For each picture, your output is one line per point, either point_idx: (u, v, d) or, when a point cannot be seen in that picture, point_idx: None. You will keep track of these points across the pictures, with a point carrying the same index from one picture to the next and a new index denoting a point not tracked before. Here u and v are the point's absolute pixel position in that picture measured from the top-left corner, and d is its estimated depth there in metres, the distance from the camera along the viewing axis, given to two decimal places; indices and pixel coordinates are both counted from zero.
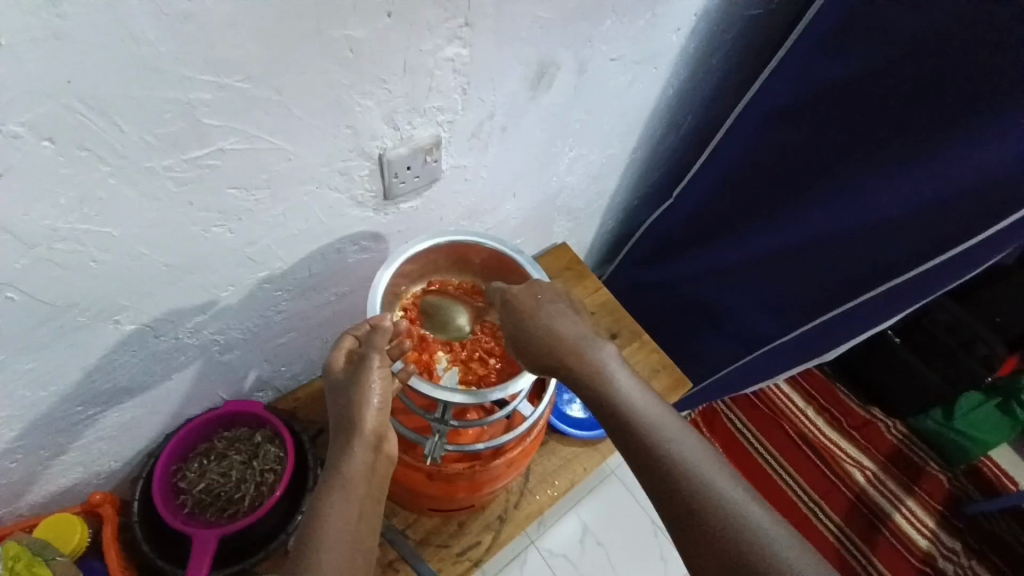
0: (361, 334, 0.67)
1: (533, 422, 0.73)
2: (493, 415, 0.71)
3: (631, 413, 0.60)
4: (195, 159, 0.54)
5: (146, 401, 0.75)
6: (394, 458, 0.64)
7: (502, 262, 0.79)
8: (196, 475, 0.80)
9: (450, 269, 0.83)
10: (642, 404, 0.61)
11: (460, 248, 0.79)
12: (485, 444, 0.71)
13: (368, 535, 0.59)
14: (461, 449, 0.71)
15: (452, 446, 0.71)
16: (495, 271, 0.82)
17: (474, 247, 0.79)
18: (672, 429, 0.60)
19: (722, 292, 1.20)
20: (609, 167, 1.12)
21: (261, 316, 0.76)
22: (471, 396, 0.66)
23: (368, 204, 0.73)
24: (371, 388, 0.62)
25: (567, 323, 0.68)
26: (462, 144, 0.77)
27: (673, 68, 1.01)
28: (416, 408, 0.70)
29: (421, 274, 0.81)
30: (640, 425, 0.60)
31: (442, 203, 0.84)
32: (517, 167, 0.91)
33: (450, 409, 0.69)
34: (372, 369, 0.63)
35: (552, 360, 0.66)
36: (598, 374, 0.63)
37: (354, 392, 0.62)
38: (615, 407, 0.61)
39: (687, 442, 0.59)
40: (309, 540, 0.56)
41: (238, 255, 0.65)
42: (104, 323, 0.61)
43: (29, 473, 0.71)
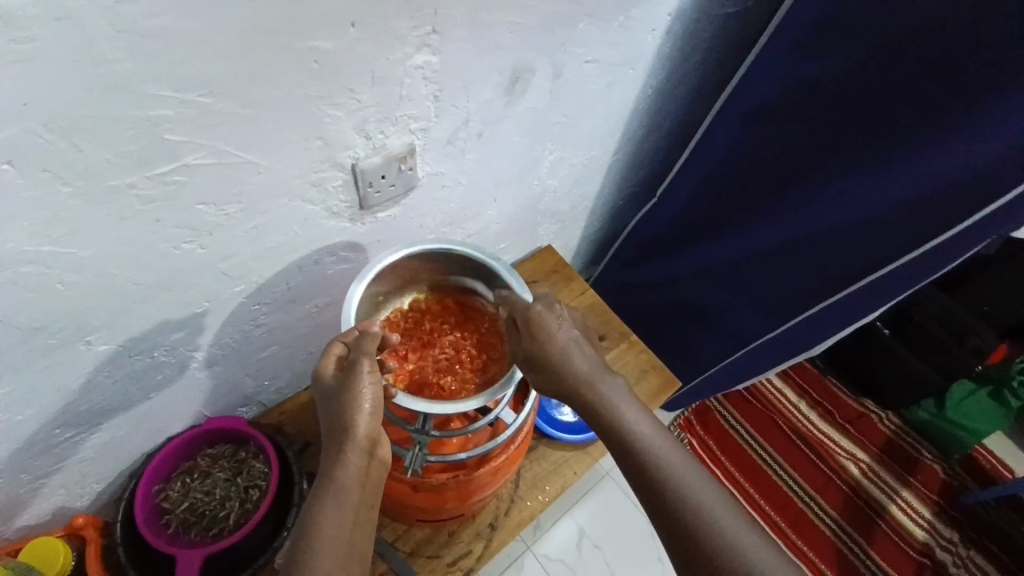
0: (350, 341, 0.66)
1: (517, 428, 0.72)
2: (476, 423, 0.70)
3: (642, 449, 0.59)
4: (161, 176, 0.53)
5: (126, 421, 0.74)
6: (387, 464, 0.63)
7: (479, 273, 0.78)
8: (181, 494, 0.80)
9: (428, 279, 0.81)
10: (641, 429, 0.60)
11: (437, 258, 0.77)
12: (469, 453, 0.70)
13: (361, 545, 0.58)
14: (443, 459, 0.70)
15: (434, 456, 0.70)
16: (472, 280, 0.79)
17: (448, 255, 0.76)
18: (677, 459, 0.59)
19: (709, 290, 1.19)
20: (591, 169, 1.13)
21: (242, 330, 0.76)
22: (446, 407, 0.64)
23: (344, 214, 0.73)
24: (363, 394, 0.61)
25: (578, 356, 0.64)
26: (440, 152, 0.77)
27: (651, 68, 1.01)
28: (396, 420, 0.69)
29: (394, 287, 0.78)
30: (637, 447, 0.59)
31: (421, 210, 0.84)
32: (496, 173, 0.91)
33: (431, 418, 0.68)
34: (363, 376, 0.62)
35: (559, 387, 0.63)
36: (609, 409, 0.61)
37: (346, 399, 0.61)
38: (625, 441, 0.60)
39: (683, 466, 0.58)
40: (307, 549, 0.55)
41: (213, 270, 0.65)
42: (76, 344, 0.60)
43: (7, 499, 0.69)
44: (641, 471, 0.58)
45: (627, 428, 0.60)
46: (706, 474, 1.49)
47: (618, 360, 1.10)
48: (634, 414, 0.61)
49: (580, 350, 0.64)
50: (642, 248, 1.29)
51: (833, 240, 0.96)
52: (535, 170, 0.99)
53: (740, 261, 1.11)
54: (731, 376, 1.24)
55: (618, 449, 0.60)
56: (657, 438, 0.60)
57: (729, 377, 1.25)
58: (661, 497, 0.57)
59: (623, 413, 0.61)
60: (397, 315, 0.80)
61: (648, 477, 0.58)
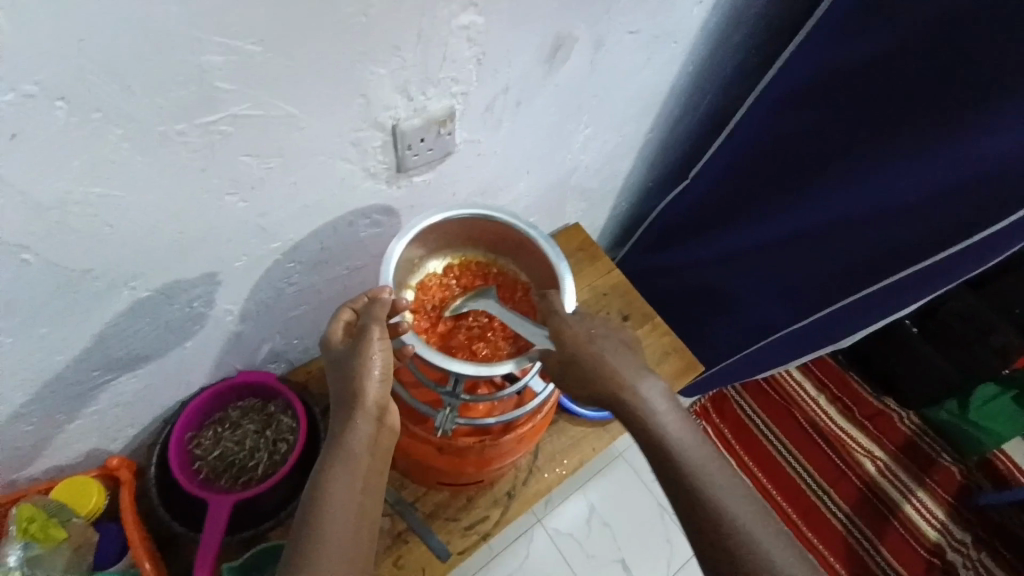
0: (359, 307, 0.68)
1: (544, 398, 0.73)
2: (504, 391, 0.71)
3: (677, 458, 0.58)
4: (207, 125, 0.53)
5: (161, 369, 0.76)
6: (397, 429, 0.65)
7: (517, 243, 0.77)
8: (211, 442, 0.82)
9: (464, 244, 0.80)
10: (679, 437, 0.59)
11: (474, 224, 0.76)
12: (496, 418, 0.71)
13: (371, 509, 0.60)
14: (471, 423, 0.70)
15: (463, 419, 0.70)
16: (509, 247, 0.78)
17: (486, 221, 0.76)
18: (713, 467, 0.59)
19: (735, 277, 1.18)
20: (624, 146, 1.11)
21: (275, 288, 0.77)
22: (469, 370, 0.64)
23: (380, 176, 0.73)
24: (372, 360, 0.62)
25: (616, 360, 0.63)
26: (477, 120, 0.77)
27: (693, 44, 0.98)
28: (427, 381, 0.69)
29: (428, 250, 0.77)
30: (671, 455, 0.58)
31: (455, 178, 0.83)
32: (529, 145, 0.90)
33: (462, 382, 0.68)
34: (373, 342, 0.63)
35: (594, 391, 0.62)
36: (645, 414, 0.60)
37: (355, 365, 0.62)
38: (661, 449, 0.59)
39: (718, 476, 0.58)
40: (318, 511, 0.57)
41: (250, 226, 0.65)
42: (118, 289, 0.61)
43: (47, 436, 0.72)
44: (675, 479, 0.58)
45: (663, 435, 0.59)
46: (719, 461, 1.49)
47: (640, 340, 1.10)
48: (671, 420, 0.60)
49: (617, 354, 0.64)
50: (669, 231, 1.27)
51: (870, 231, 0.93)
52: (568, 144, 0.97)
53: (771, 248, 1.09)
54: (752, 365, 1.23)
55: (653, 454, 0.60)
56: (694, 443, 0.59)
57: (750, 366, 1.24)
58: (694, 504, 0.57)
59: (660, 419, 0.60)
60: (431, 279, 0.79)
61: (683, 485, 0.58)
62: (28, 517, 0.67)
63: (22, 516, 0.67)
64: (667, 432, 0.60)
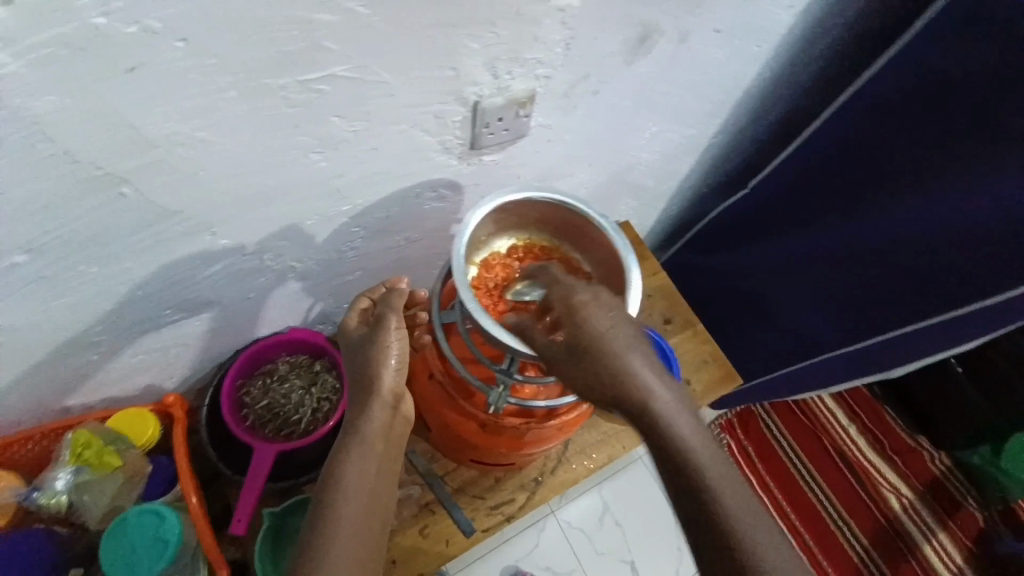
0: (376, 297, 0.71)
1: None
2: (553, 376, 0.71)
3: (690, 468, 0.52)
4: (308, 81, 0.54)
5: (223, 315, 0.78)
6: (410, 417, 0.67)
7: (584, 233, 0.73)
8: (259, 394, 0.85)
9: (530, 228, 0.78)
10: (691, 447, 0.52)
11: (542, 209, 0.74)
12: (545, 402, 0.71)
13: (384, 491, 0.63)
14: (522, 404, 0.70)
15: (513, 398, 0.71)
16: (576, 234, 0.75)
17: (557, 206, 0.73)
18: (727, 481, 0.52)
19: (781, 289, 1.15)
20: (687, 147, 1.09)
21: (337, 250, 0.79)
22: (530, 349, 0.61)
23: (454, 151, 0.73)
24: (389, 348, 0.64)
25: (633, 355, 0.52)
26: (553, 105, 0.76)
27: (775, 50, 0.96)
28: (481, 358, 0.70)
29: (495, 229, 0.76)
30: (681, 466, 0.52)
31: (522, 161, 0.83)
32: (597, 135, 0.89)
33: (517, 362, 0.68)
34: (390, 330, 0.65)
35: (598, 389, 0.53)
36: (654, 420, 0.51)
37: (373, 351, 0.64)
38: (670, 458, 0.52)
39: (731, 492, 0.52)
40: (329, 495, 0.59)
41: (327, 186, 0.67)
42: (200, 234, 0.63)
43: (113, 368, 0.75)
44: (684, 489, 0.52)
45: (675, 445, 0.51)
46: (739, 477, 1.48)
47: (680, 345, 1.09)
48: (687, 426, 0.52)
49: (632, 347, 0.52)
50: (721, 237, 1.25)
51: (938, 260, 0.89)
52: (633, 140, 0.96)
53: (825, 268, 1.06)
54: (788, 383, 1.21)
55: (660, 460, 0.53)
56: (706, 455, 0.52)
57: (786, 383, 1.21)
58: (701, 516, 0.53)
59: (674, 427, 0.51)
60: (494, 259, 0.77)
61: (691, 495, 0.52)
62: (86, 444, 0.71)
63: (80, 442, 0.70)
64: (680, 440, 0.51)
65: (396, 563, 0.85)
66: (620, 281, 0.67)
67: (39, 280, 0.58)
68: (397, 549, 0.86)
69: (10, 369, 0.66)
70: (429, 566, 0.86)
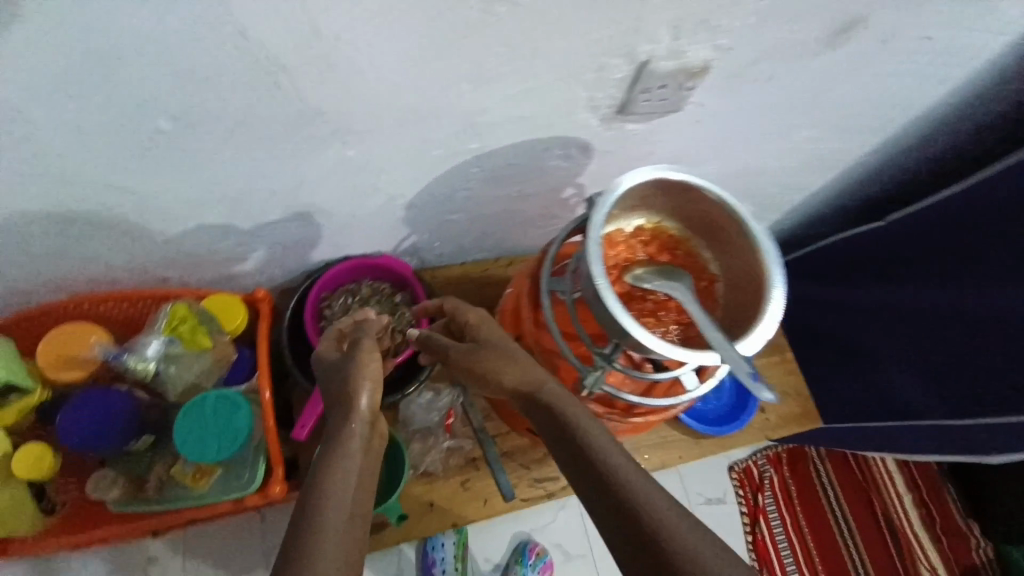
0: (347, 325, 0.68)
1: (692, 398, 0.65)
2: (652, 374, 0.64)
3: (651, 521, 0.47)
4: (490, 3, 0.49)
5: (326, 226, 0.77)
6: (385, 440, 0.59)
7: (734, 237, 0.61)
8: (339, 312, 0.87)
9: (661, 211, 0.66)
10: (649, 497, 0.48)
11: (690, 195, 0.62)
12: (638, 398, 0.64)
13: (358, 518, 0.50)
14: (615, 395, 0.65)
15: (607, 387, 0.65)
16: (716, 231, 0.64)
17: (705, 196, 0.60)
18: (703, 543, 0.46)
19: (882, 337, 1.05)
20: (832, 163, 0.98)
21: (450, 187, 0.76)
22: (648, 338, 0.55)
23: (600, 110, 0.67)
24: (366, 364, 0.59)
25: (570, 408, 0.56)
26: (717, 86, 0.69)
27: (983, 77, 0.82)
28: (585, 335, 0.64)
29: (630, 207, 0.65)
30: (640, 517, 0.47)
31: (660, 138, 0.77)
32: (745, 128, 0.81)
33: (620, 351, 0.62)
34: (365, 349, 0.61)
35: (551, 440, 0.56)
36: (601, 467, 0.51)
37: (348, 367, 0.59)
38: (627, 510, 0.48)
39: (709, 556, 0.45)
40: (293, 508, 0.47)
41: (466, 119, 0.63)
42: (333, 141, 0.61)
43: (216, 252, 0.76)
44: (652, 555, 0.46)
45: (630, 492, 0.49)
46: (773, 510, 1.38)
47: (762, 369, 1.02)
48: (636, 474, 0.50)
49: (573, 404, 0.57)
50: (822, 266, 1.14)
51: None
52: (779, 141, 0.87)
53: (944, 330, 0.94)
54: (854, 435, 1.14)
55: (624, 522, 0.48)
56: (669, 510, 0.48)
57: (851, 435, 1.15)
58: None
59: (624, 477, 0.50)
60: (616, 236, 0.66)
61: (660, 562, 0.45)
62: (180, 318, 0.73)
63: (176, 315, 0.72)
64: (633, 489, 0.49)
65: (433, 507, 0.86)
66: (761, 298, 0.57)
67: (179, 152, 0.57)
68: (436, 494, 0.86)
69: (131, 231, 0.67)
70: (463, 518, 0.87)
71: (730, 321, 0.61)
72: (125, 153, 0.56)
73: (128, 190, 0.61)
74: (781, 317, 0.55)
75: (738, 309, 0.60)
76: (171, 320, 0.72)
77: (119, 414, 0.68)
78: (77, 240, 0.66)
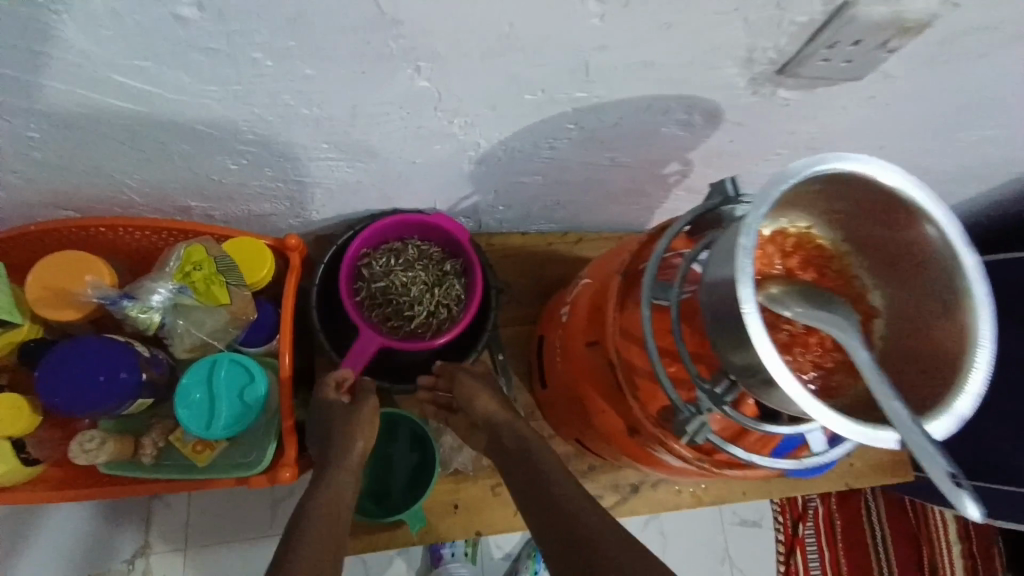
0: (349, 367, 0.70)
1: (812, 466, 0.51)
2: (769, 427, 0.50)
3: None
4: None
5: (377, 172, 0.64)
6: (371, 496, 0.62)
7: (930, 273, 0.45)
8: (379, 274, 0.76)
9: (821, 213, 0.49)
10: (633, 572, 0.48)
11: (883, 204, 0.45)
12: (749, 455, 0.50)
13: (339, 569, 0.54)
14: (721, 447, 0.50)
15: (714, 437, 0.50)
16: (893, 254, 0.47)
17: (903, 206, 0.44)
18: None
19: (987, 390, 0.81)
20: (1005, 176, 0.77)
21: (533, 144, 0.61)
22: (796, 391, 0.40)
23: (756, 66, 0.50)
24: (359, 425, 0.65)
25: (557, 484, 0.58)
26: (921, 53, 0.50)
27: None
28: (690, 366, 0.50)
29: (788, 203, 0.48)
30: None
31: (814, 113, 0.59)
32: (923, 116, 0.62)
33: (736, 391, 0.49)
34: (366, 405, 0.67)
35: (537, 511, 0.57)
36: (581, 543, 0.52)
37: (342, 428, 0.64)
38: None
39: None
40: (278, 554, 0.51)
41: (578, 57, 0.47)
42: (404, 64, 0.46)
43: (246, 186, 0.63)
44: None
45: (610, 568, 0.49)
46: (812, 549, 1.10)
47: None
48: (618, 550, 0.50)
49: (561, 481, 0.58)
50: None
51: None
52: (954, 142, 0.67)
53: None
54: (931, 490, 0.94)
55: None
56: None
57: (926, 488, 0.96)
58: None
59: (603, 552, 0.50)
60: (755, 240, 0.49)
61: None
62: (196, 263, 0.61)
63: (193, 258, 0.61)
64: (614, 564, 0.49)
65: (459, 508, 0.77)
66: (960, 363, 0.42)
67: (207, 53, 0.43)
68: (463, 494, 0.78)
69: (147, 146, 0.54)
70: (491, 527, 0.77)
71: (902, 383, 0.45)
72: (138, 46, 0.42)
73: (143, 95, 0.47)
74: (982, 395, 0.40)
75: (911, 365, 0.45)
76: (184, 263, 0.61)
77: (102, 383, 0.56)
78: (83, 146, 0.54)
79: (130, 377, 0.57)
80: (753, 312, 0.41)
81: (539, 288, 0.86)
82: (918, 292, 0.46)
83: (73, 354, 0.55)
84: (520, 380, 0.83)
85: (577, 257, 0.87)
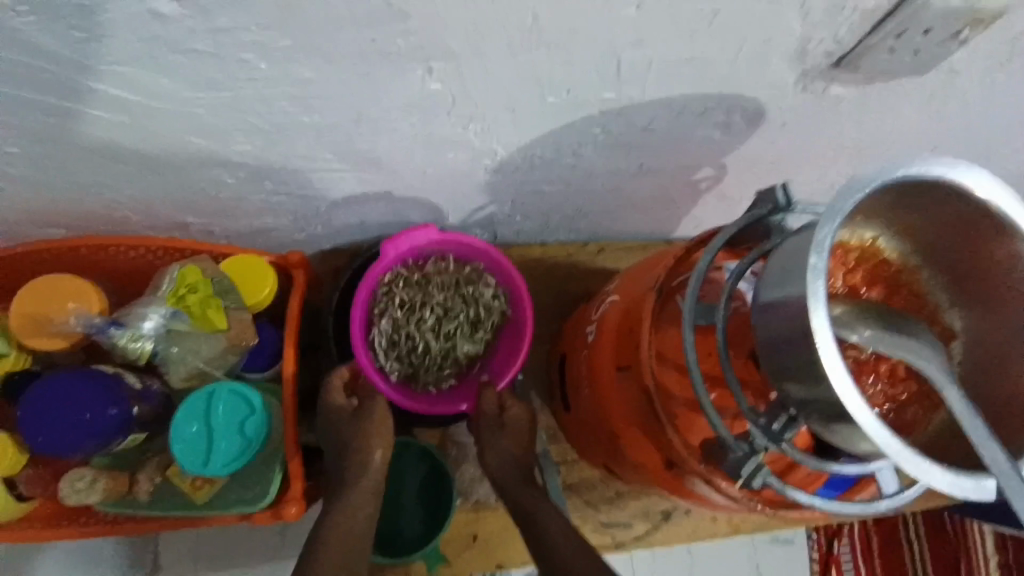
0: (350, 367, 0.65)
1: (883, 510, 0.45)
2: (836, 463, 0.43)
3: None
4: None
5: (386, 183, 0.59)
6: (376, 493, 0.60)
7: (1019, 296, 0.40)
8: (407, 315, 0.69)
9: (893, 224, 0.43)
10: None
11: (967, 221, 0.39)
12: (813, 501, 0.44)
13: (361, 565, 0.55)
14: (781, 492, 0.44)
15: (772, 480, 0.44)
16: (976, 275, 0.42)
17: (986, 218, 0.38)
18: None
19: None
20: None
21: (556, 150, 0.55)
22: (887, 441, 0.34)
23: (810, 60, 0.45)
24: (370, 434, 0.61)
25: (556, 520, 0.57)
26: (999, 43, 0.44)
27: None
28: (740, 397, 0.44)
29: (857, 212, 0.42)
30: None
31: (869, 112, 0.53)
32: (991, 115, 0.55)
33: (792, 425, 0.43)
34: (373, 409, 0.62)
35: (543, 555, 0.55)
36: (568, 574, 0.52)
37: (353, 438, 0.60)
38: None
39: None
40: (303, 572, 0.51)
41: (609, 54, 0.42)
42: (413, 65, 0.41)
43: (246, 200, 0.59)
44: None
45: None
46: (848, 568, 0.96)
47: None
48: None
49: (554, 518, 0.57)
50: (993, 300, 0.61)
51: None
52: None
53: None
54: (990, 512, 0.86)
55: None
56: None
57: (983, 509, 0.87)
58: None
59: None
60: (833, 258, 0.44)
61: None
62: (190, 286, 0.58)
63: (188, 280, 0.58)
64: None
65: (477, 540, 0.74)
66: None
67: (191, 55, 0.38)
68: (481, 526, 0.74)
69: (135, 160, 0.50)
70: (511, 559, 0.74)
71: (986, 414, 0.40)
72: (115, 50, 0.37)
73: (125, 104, 0.43)
74: None
75: (1011, 401, 0.40)
76: (178, 286, 0.58)
77: (88, 421, 0.54)
78: (68, 163, 0.49)
79: (118, 413, 0.55)
80: (825, 344, 0.35)
81: (559, 303, 0.81)
82: (1005, 318, 0.41)
83: (56, 389, 0.54)
84: (541, 400, 0.79)
85: (599, 269, 0.82)
